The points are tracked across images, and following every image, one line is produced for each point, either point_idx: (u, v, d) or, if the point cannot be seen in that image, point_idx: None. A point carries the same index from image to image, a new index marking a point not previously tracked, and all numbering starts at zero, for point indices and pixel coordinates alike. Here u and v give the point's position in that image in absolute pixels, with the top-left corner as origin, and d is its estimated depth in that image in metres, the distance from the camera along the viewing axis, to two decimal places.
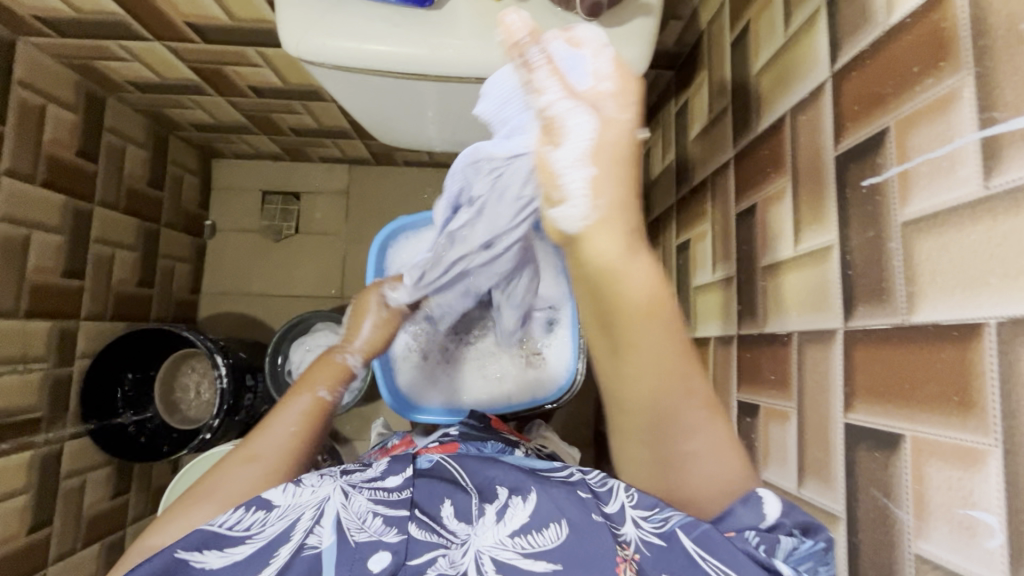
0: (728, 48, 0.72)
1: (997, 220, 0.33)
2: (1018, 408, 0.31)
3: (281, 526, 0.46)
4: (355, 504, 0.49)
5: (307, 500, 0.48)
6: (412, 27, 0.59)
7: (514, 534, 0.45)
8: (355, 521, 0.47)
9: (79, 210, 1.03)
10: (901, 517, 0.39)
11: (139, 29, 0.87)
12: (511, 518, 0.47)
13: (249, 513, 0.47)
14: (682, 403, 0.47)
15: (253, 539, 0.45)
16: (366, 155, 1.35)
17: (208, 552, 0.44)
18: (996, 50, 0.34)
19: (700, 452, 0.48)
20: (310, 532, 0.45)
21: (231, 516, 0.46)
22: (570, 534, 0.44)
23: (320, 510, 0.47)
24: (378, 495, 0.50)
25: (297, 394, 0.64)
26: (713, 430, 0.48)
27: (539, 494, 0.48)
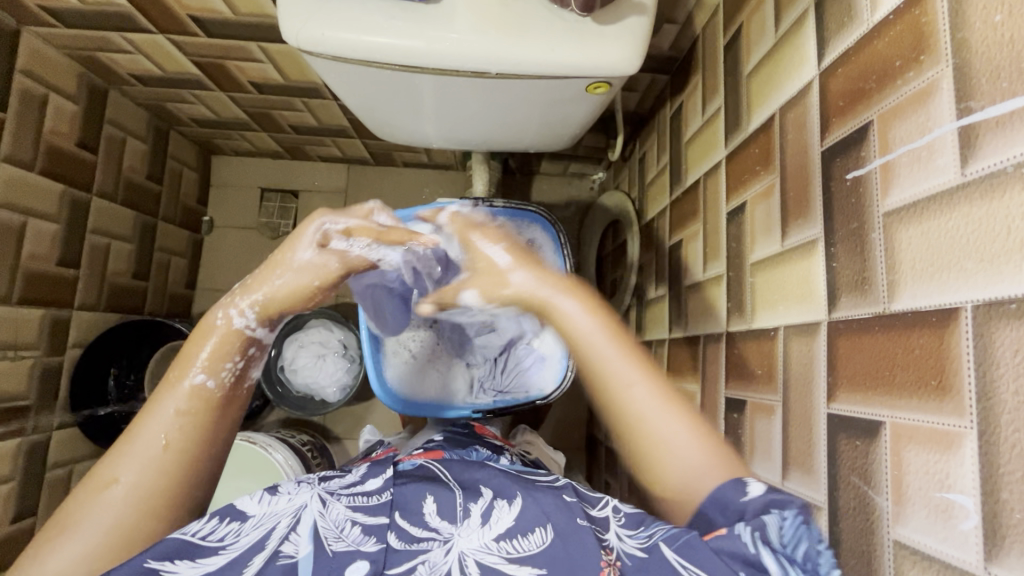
0: (721, 51, 0.73)
1: (973, 206, 0.34)
2: (993, 390, 0.31)
3: (256, 536, 0.43)
4: (333, 512, 0.47)
5: (284, 508, 0.46)
6: (410, 19, 0.60)
7: (499, 538, 0.44)
8: (332, 530, 0.45)
9: (76, 199, 1.04)
10: (881, 504, 0.39)
11: (143, 22, 0.88)
12: (496, 521, 0.46)
13: (224, 523, 0.44)
14: (645, 394, 0.48)
15: (226, 550, 0.42)
16: (365, 154, 1.36)
17: (180, 562, 0.40)
18: (973, 42, 0.35)
19: (665, 437, 0.46)
20: (286, 539, 0.43)
21: (204, 525, 0.43)
22: (554, 538, 0.44)
23: (297, 516, 0.45)
24: (358, 501, 0.49)
25: (172, 382, 0.46)
26: (678, 419, 0.47)
27: (525, 500, 0.49)
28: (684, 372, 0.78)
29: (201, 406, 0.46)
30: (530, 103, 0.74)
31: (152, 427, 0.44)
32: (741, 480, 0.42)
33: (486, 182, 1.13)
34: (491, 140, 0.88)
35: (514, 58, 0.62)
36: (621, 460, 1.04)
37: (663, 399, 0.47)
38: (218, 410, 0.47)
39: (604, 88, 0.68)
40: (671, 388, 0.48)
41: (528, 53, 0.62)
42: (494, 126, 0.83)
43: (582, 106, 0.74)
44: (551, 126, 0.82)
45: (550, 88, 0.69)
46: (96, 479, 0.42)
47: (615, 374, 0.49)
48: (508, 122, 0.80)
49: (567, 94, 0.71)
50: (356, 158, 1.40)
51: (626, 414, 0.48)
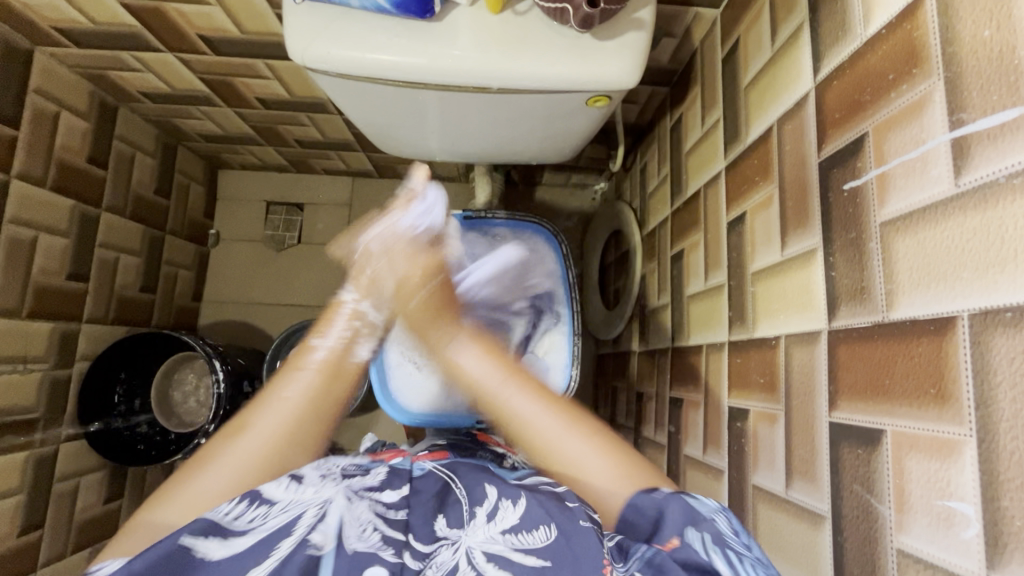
0: (719, 64, 0.74)
1: (967, 216, 0.34)
2: (992, 398, 0.32)
3: (283, 518, 0.44)
4: (357, 510, 0.47)
5: (310, 498, 0.46)
6: (413, 37, 0.62)
7: (505, 532, 0.45)
8: (355, 529, 0.45)
9: (86, 215, 1.05)
10: (883, 512, 0.39)
11: (153, 41, 0.90)
12: (502, 519, 0.47)
13: (252, 506, 0.45)
14: (539, 415, 0.54)
15: (253, 531, 0.43)
16: (369, 167, 1.38)
17: (210, 539, 0.41)
18: (963, 55, 0.35)
19: (574, 459, 0.52)
20: (314, 528, 0.43)
21: (235, 507, 0.44)
22: (559, 534, 0.44)
23: (323, 508, 0.45)
24: (379, 508, 0.49)
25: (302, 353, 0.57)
26: (580, 434, 0.53)
27: (529, 497, 0.48)
28: (687, 382, 0.78)
29: (325, 369, 0.56)
30: (532, 116, 0.75)
31: (288, 385, 0.54)
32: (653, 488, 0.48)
33: (489, 194, 1.15)
34: (493, 153, 0.90)
35: (515, 73, 0.63)
36: None
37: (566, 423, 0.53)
38: (333, 375, 0.56)
39: (604, 101, 0.69)
40: (574, 412, 0.55)
41: (529, 68, 0.63)
42: (497, 139, 0.84)
43: (583, 119, 0.76)
44: (552, 139, 0.83)
45: (552, 102, 0.70)
46: (230, 429, 0.51)
47: (496, 389, 0.56)
48: (510, 135, 0.82)
49: (568, 107, 0.72)
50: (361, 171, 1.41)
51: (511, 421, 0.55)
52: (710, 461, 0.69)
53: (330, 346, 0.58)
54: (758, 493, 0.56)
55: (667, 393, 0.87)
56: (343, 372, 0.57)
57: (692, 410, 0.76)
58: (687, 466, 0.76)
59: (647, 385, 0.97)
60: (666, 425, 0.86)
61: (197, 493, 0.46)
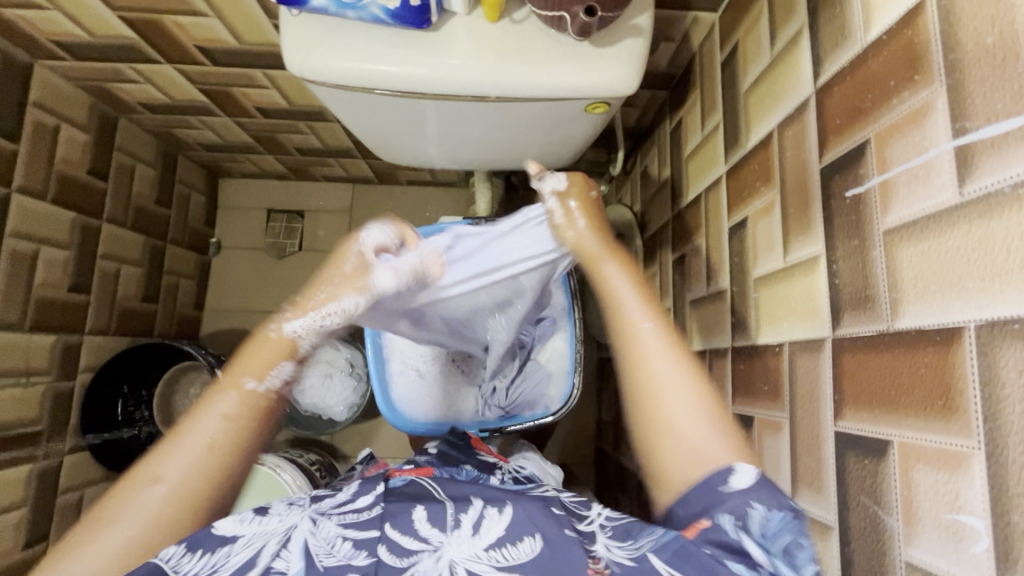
0: (718, 68, 0.74)
1: (973, 225, 0.34)
2: (1000, 411, 0.31)
3: (245, 555, 0.42)
4: (323, 531, 0.46)
5: (274, 528, 0.45)
6: (411, 47, 0.62)
7: (488, 547, 0.44)
8: (323, 546, 0.44)
9: (87, 226, 1.05)
10: (892, 525, 0.38)
11: (151, 53, 0.90)
12: (486, 530, 0.46)
13: (203, 556, 0.42)
14: (660, 348, 0.50)
15: (217, 572, 0.41)
16: (370, 174, 1.38)
17: None
18: (965, 62, 0.35)
19: (679, 419, 0.47)
20: (278, 556, 0.42)
21: (194, 561, 0.41)
22: (543, 547, 0.44)
23: (287, 535, 0.45)
24: (348, 519, 0.48)
25: (225, 388, 0.48)
26: (680, 366, 0.49)
27: (514, 508, 0.48)
28: None
29: (244, 414, 0.47)
30: (532, 124, 0.74)
31: (201, 426, 0.46)
32: (729, 468, 0.43)
33: (489, 199, 1.15)
34: (493, 160, 0.89)
35: (514, 81, 0.63)
36: (631, 475, 1.03)
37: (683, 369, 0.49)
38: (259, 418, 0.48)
39: (603, 108, 0.69)
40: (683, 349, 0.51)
41: (527, 77, 0.63)
42: (496, 147, 0.84)
43: (582, 126, 0.75)
44: (552, 146, 0.83)
45: (551, 109, 0.70)
46: (135, 476, 0.44)
47: (637, 318, 0.53)
48: (510, 143, 0.81)
49: (567, 114, 0.72)
50: (361, 177, 1.41)
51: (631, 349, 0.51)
52: None
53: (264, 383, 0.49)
54: None
55: None
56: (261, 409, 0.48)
57: None
58: None
59: None
60: None
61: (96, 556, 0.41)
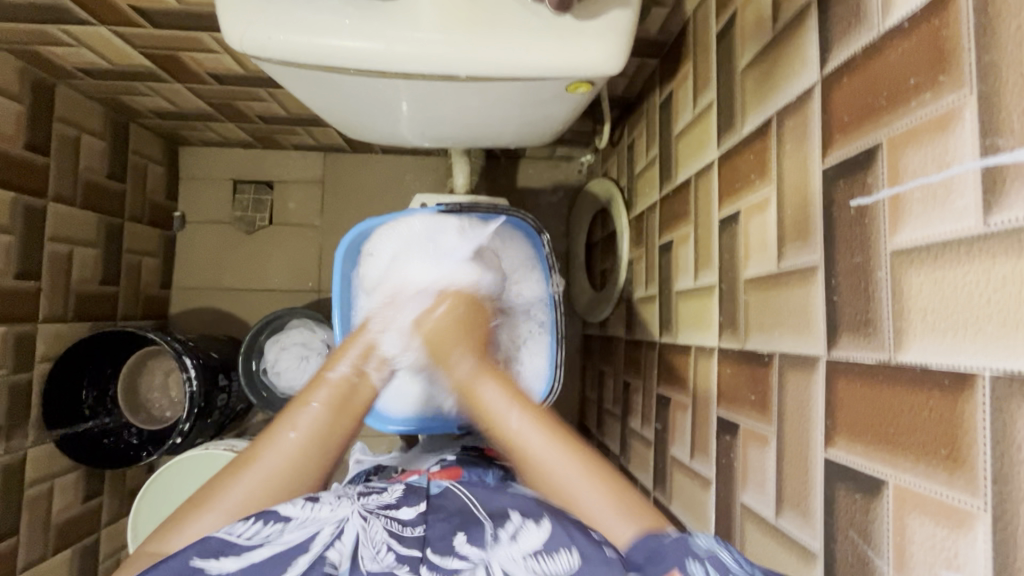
0: (714, 40, 0.67)
1: (996, 261, 0.30)
2: (1011, 475, 0.28)
3: (299, 536, 0.48)
4: (372, 531, 0.51)
5: (326, 517, 0.51)
6: (368, 18, 0.54)
7: (527, 555, 0.48)
8: (370, 549, 0.49)
9: (31, 206, 0.96)
10: (882, 567, 0.37)
11: (82, 14, 0.80)
12: (525, 540, 0.50)
13: (266, 525, 0.49)
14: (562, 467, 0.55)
15: (271, 543, 0.47)
16: (341, 142, 1.29)
17: (224, 558, 0.46)
18: (1003, 67, 0.30)
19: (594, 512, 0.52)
20: (330, 546, 0.48)
21: (249, 527, 0.48)
22: (581, 563, 0.46)
23: (339, 527, 0.50)
24: (394, 526, 0.53)
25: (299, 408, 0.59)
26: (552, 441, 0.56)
27: (553, 521, 0.51)
28: (674, 381, 0.75)
29: (334, 404, 0.60)
30: (511, 103, 0.68)
31: (297, 427, 0.58)
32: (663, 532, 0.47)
33: (467, 174, 1.08)
34: (468, 139, 0.82)
35: (485, 60, 0.56)
36: (613, 456, 1.03)
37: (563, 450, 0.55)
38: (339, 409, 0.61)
39: (586, 87, 0.62)
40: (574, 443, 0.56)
41: (503, 54, 0.56)
42: (472, 126, 0.76)
43: (565, 104, 0.69)
44: (532, 124, 0.76)
45: (528, 88, 0.63)
46: (241, 460, 0.56)
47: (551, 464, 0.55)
48: (484, 122, 0.74)
49: (547, 93, 0.65)
50: (332, 146, 1.32)
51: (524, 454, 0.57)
52: (696, 467, 0.66)
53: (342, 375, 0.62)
54: (746, 513, 0.54)
55: (655, 389, 0.84)
56: (349, 408, 0.61)
57: (679, 411, 0.73)
58: (673, 469, 0.74)
59: (634, 376, 0.94)
60: (654, 422, 0.83)
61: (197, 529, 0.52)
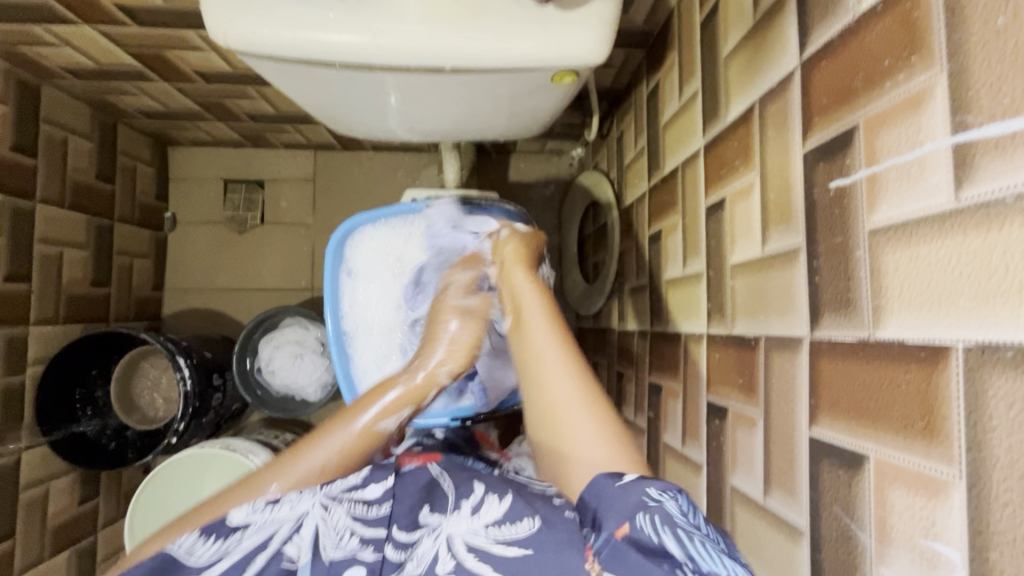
0: (698, 29, 0.67)
1: (967, 235, 0.30)
2: (985, 442, 0.29)
3: (258, 539, 0.48)
4: (333, 519, 0.51)
5: (285, 515, 0.50)
6: (351, 11, 0.54)
7: (488, 525, 0.48)
8: (332, 537, 0.49)
9: (19, 209, 0.96)
10: (864, 540, 0.37)
11: (66, 13, 0.80)
12: (484, 512, 0.49)
13: (212, 541, 0.48)
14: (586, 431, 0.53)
15: (229, 555, 0.47)
16: (331, 140, 1.28)
17: (184, 575, 0.45)
18: (971, 46, 0.30)
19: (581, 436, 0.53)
20: (288, 541, 0.48)
21: (205, 546, 0.48)
22: (541, 526, 0.45)
23: (300, 522, 0.50)
24: (358, 509, 0.52)
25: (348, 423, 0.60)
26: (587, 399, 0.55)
27: (515, 495, 0.50)
28: (665, 369, 0.76)
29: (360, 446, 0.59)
30: (498, 94, 0.68)
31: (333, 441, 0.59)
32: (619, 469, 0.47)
33: (457, 169, 1.08)
34: (457, 132, 0.82)
35: (469, 51, 0.56)
36: None
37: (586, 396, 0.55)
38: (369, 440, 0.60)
39: (571, 77, 0.63)
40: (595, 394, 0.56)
41: (488, 46, 0.56)
42: (460, 119, 0.77)
43: (551, 96, 0.69)
44: (520, 116, 0.76)
45: (514, 79, 0.63)
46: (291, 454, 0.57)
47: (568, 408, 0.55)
48: (472, 114, 0.75)
49: (532, 84, 0.65)
50: (322, 144, 1.32)
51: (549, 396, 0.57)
52: (688, 453, 0.67)
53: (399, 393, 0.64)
54: (736, 495, 0.55)
55: (647, 378, 0.84)
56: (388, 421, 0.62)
57: (671, 398, 0.74)
58: (666, 455, 0.74)
59: (627, 366, 0.95)
60: (646, 411, 0.84)
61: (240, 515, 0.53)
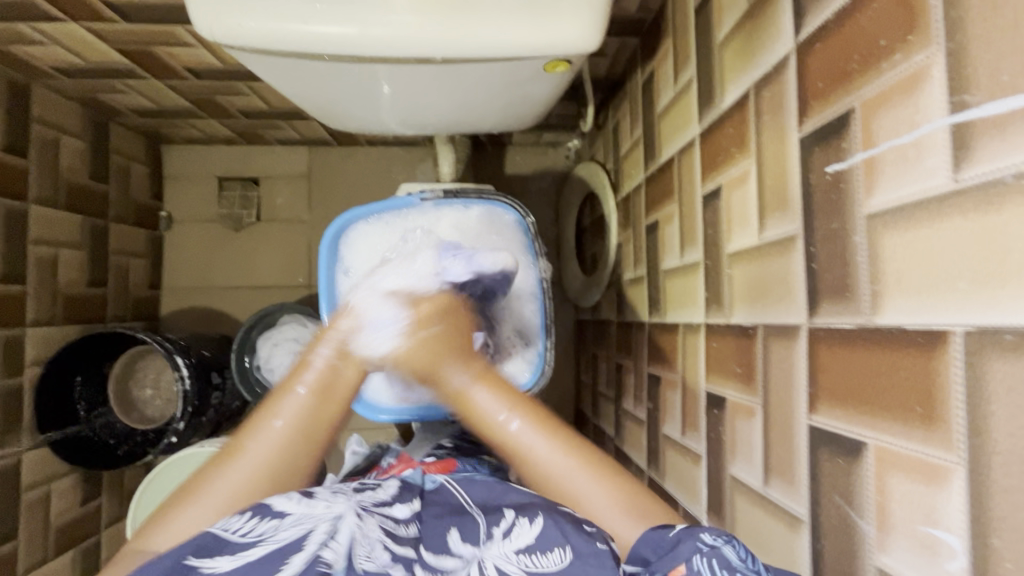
0: (692, 14, 0.66)
1: (966, 217, 0.30)
2: (985, 427, 0.29)
3: (293, 534, 0.46)
4: (367, 528, 0.49)
5: (320, 513, 0.48)
6: (340, 2, 0.53)
7: (519, 551, 0.48)
8: (365, 546, 0.47)
9: (12, 210, 0.95)
10: (864, 529, 0.37)
11: (52, 10, 0.79)
12: (517, 537, 0.50)
13: (261, 521, 0.47)
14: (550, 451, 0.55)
15: (266, 542, 0.45)
16: (326, 135, 1.27)
17: (219, 558, 0.43)
18: (970, 22, 0.30)
19: (584, 495, 0.53)
20: (325, 545, 0.44)
21: (244, 524, 0.46)
22: (573, 559, 0.46)
23: (334, 524, 0.47)
24: (387, 524, 0.52)
25: (300, 371, 0.58)
26: (534, 424, 0.56)
27: (546, 516, 0.50)
28: (664, 360, 0.76)
29: (320, 388, 0.57)
30: (490, 85, 0.67)
31: (280, 413, 0.55)
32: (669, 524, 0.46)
33: (452, 162, 1.07)
34: (451, 124, 0.82)
35: (460, 41, 0.55)
36: (608, 438, 1.03)
37: (580, 466, 0.54)
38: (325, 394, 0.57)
39: (564, 66, 0.62)
40: (592, 455, 0.55)
41: (479, 35, 0.55)
42: (453, 110, 0.76)
43: (544, 85, 0.68)
44: (513, 107, 0.75)
45: (506, 69, 0.63)
46: (227, 452, 0.53)
47: (563, 474, 0.54)
48: (465, 105, 0.74)
49: (525, 73, 0.64)
50: (317, 139, 1.31)
51: (545, 479, 0.55)
52: (687, 444, 0.67)
53: (325, 360, 0.59)
54: (736, 485, 0.54)
55: (646, 369, 0.84)
56: (333, 395, 0.58)
57: (670, 389, 0.73)
58: (665, 446, 0.74)
59: (626, 358, 0.94)
60: (646, 402, 0.84)
61: (189, 522, 0.50)
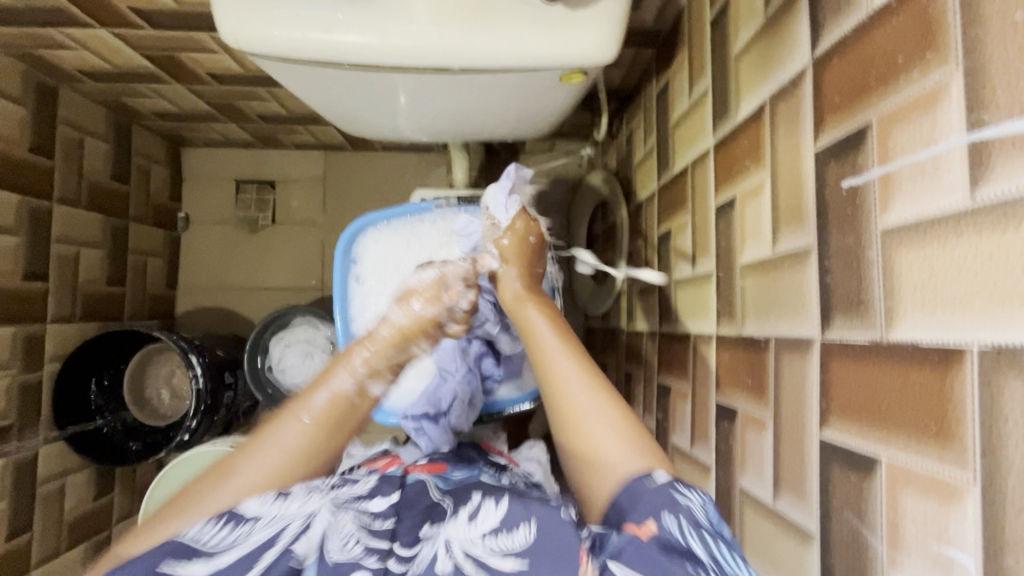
0: (708, 27, 0.67)
1: (983, 236, 0.30)
2: (1000, 446, 0.28)
3: (265, 534, 0.47)
4: (341, 523, 0.51)
5: (293, 513, 0.49)
6: (361, 13, 0.54)
7: (485, 534, 0.49)
8: (338, 540, 0.49)
9: (37, 209, 0.98)
10: (875, 545, 0.37)
11: (81, 16, 0.81)
12: (483, 520, 0.51)
13: (233, 528, 0.47)
14: (568, 386, 0.55)
15: (238, 546, 0.46)
16: (341, 140, 1.29)
17: (193, 562, 0.45)
18: (989, 42, 0.30)
19: (614, 458, 0.50)
20: (297, 539, 0.47)
21: (215, 533, 0.47)
22: (537, 534, 0.46)
23: (307, 520, 0.49)
24: (363, 519, 0.54)
25: (327, 377, 0.58)
26: (609, 404, 0.53)
27: (510, 501, 0.51)
28: (675, 370, 0.76)
29: (325, 421, 0.55)
30: (505, 94, 0.68)
31: (290, 429, 0.54)
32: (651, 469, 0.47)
33: (466, 169, 1.08)
34: (466, 131, 0.82)
35: (477, 52, 0.56)
36: None
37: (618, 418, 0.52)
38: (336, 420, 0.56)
39: (580, 77, 0.63)
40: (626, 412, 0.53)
41: (496, 46, 0.56)
42: (469, 118, 0.77)
43: (559, 95, 0.69)
44: (528, 116, 0.76)
45: (522, 79, 0.63)
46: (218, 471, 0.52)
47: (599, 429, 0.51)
48: (481, 114, 0.75)
49: (540, 84, 0.65)
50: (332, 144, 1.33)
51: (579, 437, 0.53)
52: (697, 454, 0.66)
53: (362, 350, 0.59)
54: (745, 498, 0.54)
55: (655, 379, 0.84)
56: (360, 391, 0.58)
57: (680, 399, 0.73)
58: (674, 457, 0.74)
59: (636, 367, 0.94)
60: (655, 412, 0.83)
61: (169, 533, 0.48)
